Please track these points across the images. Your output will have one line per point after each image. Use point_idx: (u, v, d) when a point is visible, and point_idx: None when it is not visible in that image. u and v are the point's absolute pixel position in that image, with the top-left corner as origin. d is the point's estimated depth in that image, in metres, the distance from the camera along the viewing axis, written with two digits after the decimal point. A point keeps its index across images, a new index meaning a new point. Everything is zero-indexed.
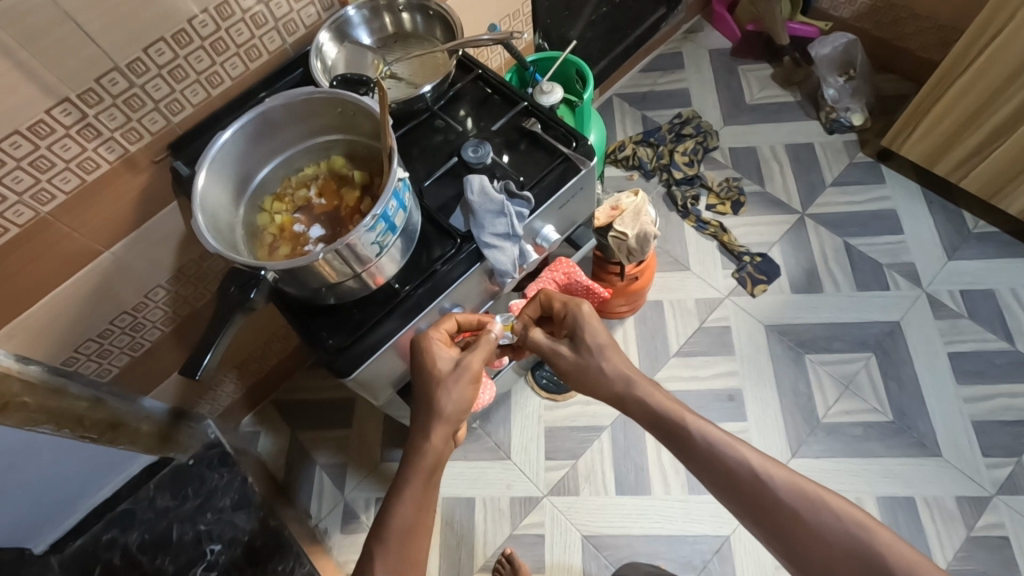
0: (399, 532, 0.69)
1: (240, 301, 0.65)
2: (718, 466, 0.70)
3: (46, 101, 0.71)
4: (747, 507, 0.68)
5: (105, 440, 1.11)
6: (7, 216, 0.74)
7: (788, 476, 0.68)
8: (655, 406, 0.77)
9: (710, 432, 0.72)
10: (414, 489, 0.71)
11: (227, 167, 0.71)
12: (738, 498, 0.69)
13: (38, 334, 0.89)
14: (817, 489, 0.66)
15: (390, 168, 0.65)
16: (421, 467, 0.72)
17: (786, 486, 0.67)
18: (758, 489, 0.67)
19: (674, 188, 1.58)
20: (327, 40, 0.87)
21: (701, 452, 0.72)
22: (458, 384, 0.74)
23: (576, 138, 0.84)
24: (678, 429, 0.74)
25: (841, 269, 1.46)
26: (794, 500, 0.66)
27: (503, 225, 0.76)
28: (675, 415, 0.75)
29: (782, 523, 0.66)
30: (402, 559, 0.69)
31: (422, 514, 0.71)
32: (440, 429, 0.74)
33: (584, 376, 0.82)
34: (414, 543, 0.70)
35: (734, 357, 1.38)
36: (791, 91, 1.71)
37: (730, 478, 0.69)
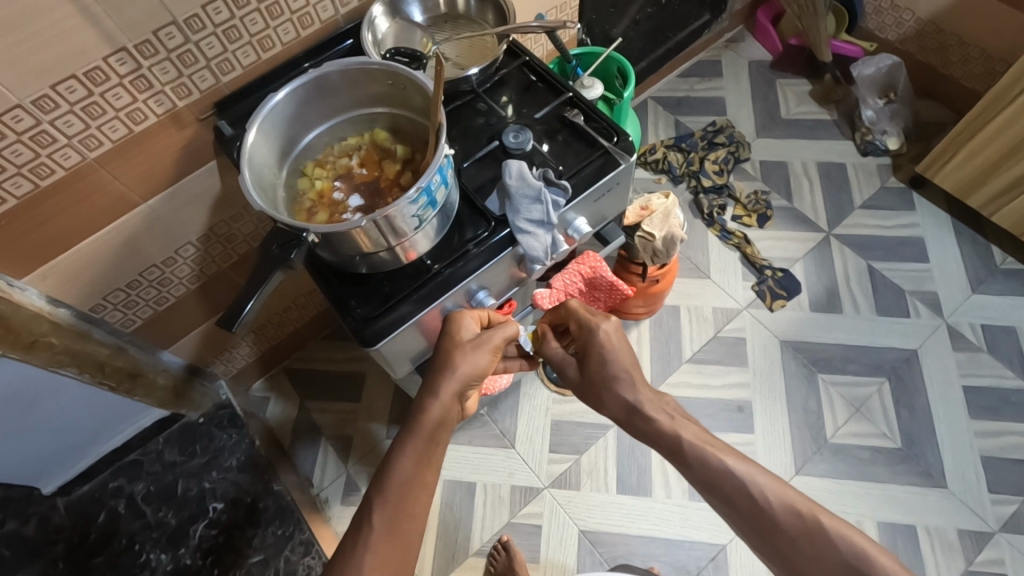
0: (399, 483, 0.67)
1: (280, 261, 0.67)
2: (716, 488, 0.68)
3: (103, 47, 0.72)
4: (750, 529, 0.66)
5: (122, 389, 1.12)
6: (54, 157, 0.76)
7: (788, 499, 0.65)
8: (663, 431, 0.74)
9: (708, 453, 0.70)
10: (415, 449, 0.70)
11: (275, 128, 0.71)
12: (738, 521, 0.67)
13: (72, 278, 0.91)
14: (815, 511, 0.63)
15: (433, 151, 0.66)
16: (427, 423, 0.71)
17: (784, 508, 0.64)
18: (758, 512, 0.65)
19: (701, 196, 1.58)
20: (380, 14, 0.87)
21: (701, 474, 0.70)
22: (478, 351, 0.75)
23: (618, 133, 0.83)
24: (677, 449, 0.72)
25: (862, 291, 1.45)
26: (794, 524, 0.63)
27: (538, 212, 0.76)
28: (677, 440, 0.72)
29: (782, 546, 0.63)
30: (399, 513, 0.66)
31: (424, 471, 0.69)
32: (450, 387, 0.73)
33: (588, 395, 0.82)
34: (416, 497, 0.68)
35: (747, 370, 1.38)
36: (829, 110, 1.69)
37: (729, 498, 0.67)
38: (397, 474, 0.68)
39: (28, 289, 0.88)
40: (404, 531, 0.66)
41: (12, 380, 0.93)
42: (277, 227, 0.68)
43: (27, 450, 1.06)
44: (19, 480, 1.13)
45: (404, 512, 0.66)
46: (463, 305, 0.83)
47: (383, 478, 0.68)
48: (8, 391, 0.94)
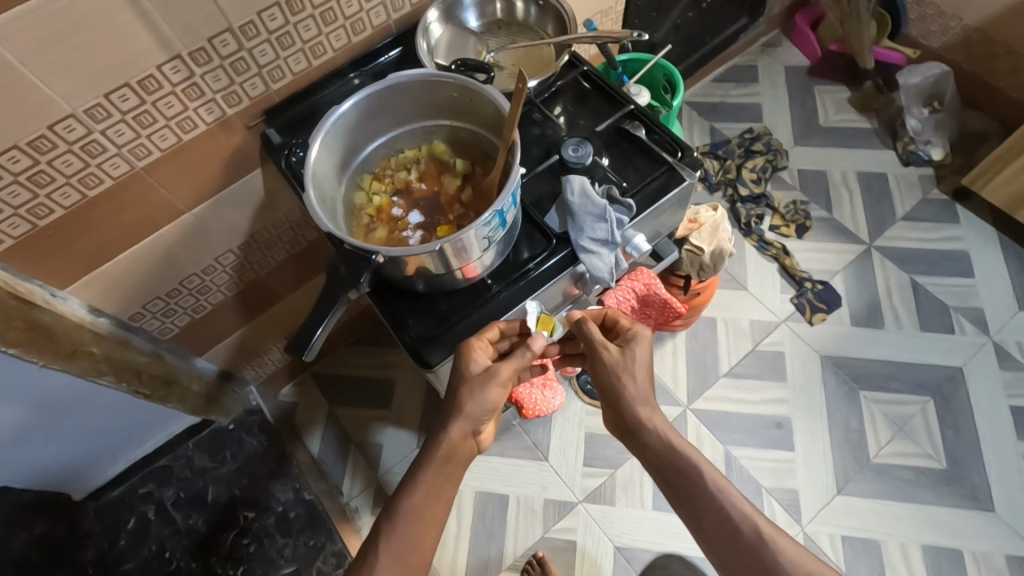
0: (409, 513, 0.65)
1: (347, 283, 0.65)
2: (722, 523, 0.70)
3: (158, 55, 0.69)
4: (746, 567, 0.68)
5: (157, 397, 1.07)
6: (103, 167, 0.74)
7: (790, 545, 0.68)
8: (681, 460, 0.73)
9: (723, 487, 0.71)
10: (429, 480, 0.67)
11: (336, 142, 0.69)
12: (733, 559, 0.69)
13: (113, 288, 0.89)
14: (815, 564, 0.66)
15: (507, 180, 0.66)
16: (440, 453, 0.69)
17: (787, 552, 0.67)
18: (760, 553, 0.67)
19: (738, 205, 1.54)
20: (435, 19, 0.85)
21: (709, 508, 0.71)
22: (487, 388, 0.69)
23: (682, 147, 0.80)
24: (688, 474, 0.73)
25: (905, 305, 1.42)
26: (795, 568, 0.66)
27: (602, 231, 0.74)
28: (694, 469, 0.73)
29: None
30: (410, 549, 0.64)
31: (434, 503, 0.67)
32: (462, 425, 0.69)
33: (615, 395, 0.78)
34: (425, 529, 0.65)
35: (785, 385, 1.35)
36: (869, 118, 1.65)
37: (735, 535, 0.69)
38: (409, 503, 0.66)
39: (70, 299, 0.86)
40: (411, 562, 0.63)
41: (56, 387, 0.91)
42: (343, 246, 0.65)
43: (61, 456, 1.05)
44: (54, 489, 1.11)
45: (411, 545, 0.64)
46: None
47: (395, 506, 0.66)
48: (51, 397, 0.92)
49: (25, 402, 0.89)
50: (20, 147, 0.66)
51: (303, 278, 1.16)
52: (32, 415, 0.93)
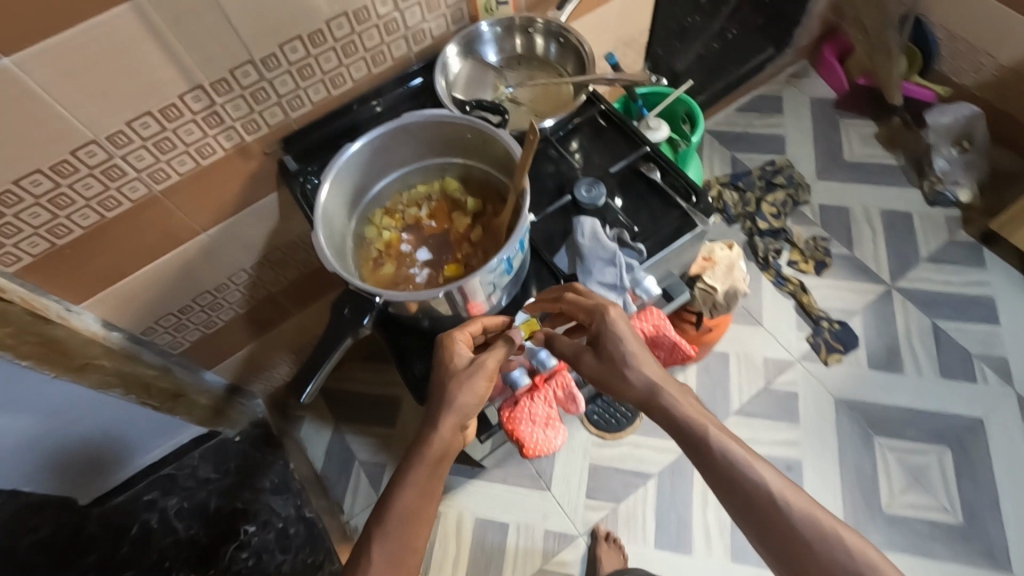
0: (398, 519, 0.61)
1: (352, 324, 0.69)
2: (729, 489, 0.59)
3: (181, 84, 0.70)
4: (759, 533, 0.58)
5: (165, 408, 1.08)
6: (122, 190, 0.75)
7: (807, 505, 0.57)
8: (683, 420, 0.63)
9: (730, 448, 0.61)
10: (417, 479, 0.63)
11: (348, 178, 0.69)
12: (745, 522, 0.59)
13: (126, 304, 0.90)
14: (837, 526, 0.56)
15: (517, 222, 0.66)
16: (427, 451, 0.64)
17: (803, 516, 0.56)
18: (774, 517, 0.57)
19: (756, 238, 1.52)
20: (453, 54, 0.85)
21: (716, 472, 0.60)
22: (473, 379, 0.65)
23: (696, 192, 0.79)
24: (690, 436, 0.62)
25: (925, 350, 1.38)
26: (812, 534, 0.56)
27: (611, 275, 0.74)
28: (697, 430, 0.62)
29: (795, 555, 0.56)
30: (402, 552, 0.60)
31: (425, 503, 0.63)
32: (450, 420, 0.64)
33: (608, 382, 0.67)
34: (416, 531, 0.62)
35: (797, 426, 1.32)
36: (895, 154, 1.62)
37: (744, 498, 0.58)
38: (397, 505, 0.62)
39: (84, 313, 0.86)
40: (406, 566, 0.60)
41: (64, 397, 0.92)
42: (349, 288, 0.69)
43: (66, 462, 1.05)
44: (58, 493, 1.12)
45: (405, 549, 0.61)
46: (525, 365, 0.79)
47: (382, 512, 0.62)
48: (60, 407, 0.94)
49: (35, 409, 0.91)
50: (43, 171, 0.68)
51: (314, 297, 1.17)
52: (43, 423, 0.94)
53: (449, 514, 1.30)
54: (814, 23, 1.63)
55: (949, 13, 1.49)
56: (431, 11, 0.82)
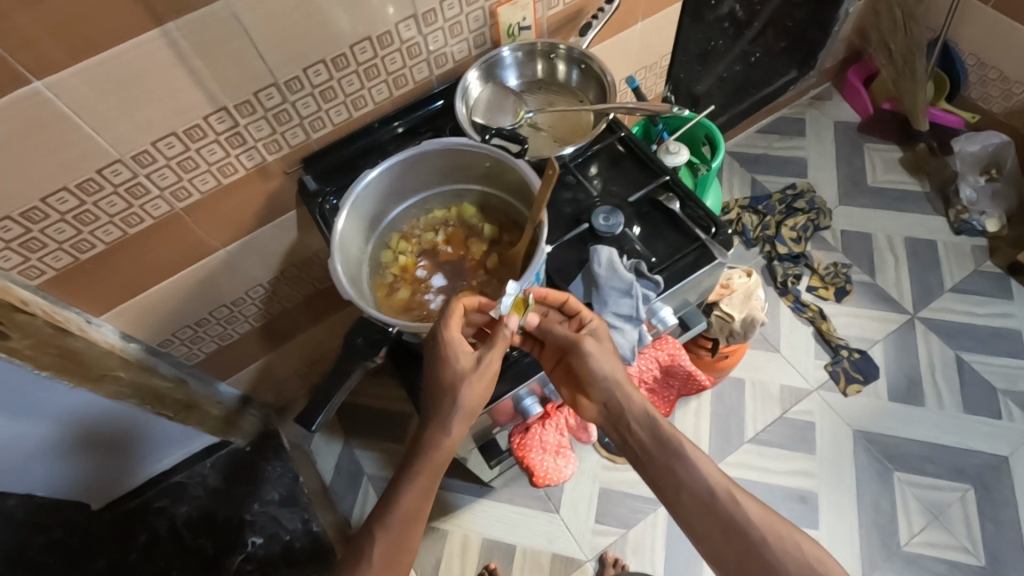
0: (399, 516, 0.65)
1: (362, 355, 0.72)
2: (690, 488, 0.66)
3: (205, 107, 0.71)
4: (712, 529, 0.65)
5: (178, 419, 1.10)
6: (144, 208, 0.76)
7: (760, 508, 0.65)
8: (654, 424, 0.70)
9: (694, 452, 0.68)
10: (416, 480, 0.67)
11: (366, 202, 0.70)
12: (701, 521, 0.66)
13: (143, 318, 0.91)
14: (787, 529, 0.63)
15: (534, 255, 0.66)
16: (427, 454, 0.67)
17: (756, 514, 0.64)
18: (730, 515, 0.64)
19: (775, 262, 1.50)
20: (474, 79, 0.86)
21: (681, 472, 0.67)
22: (475, 380, 0.64)
23: (716, 224, 0.78)
24: (664, 441, 0.69)
25: (948, 383, 1.34)
26: (763, 531, 0.63)
27: (626, 306, 0.73)
28: (666, 433, 0.69)
29: (744, 549, 0.63)
30: (400, 545, 0.64)
31: (422, 501, 0.66)
32: (455, 424, 0.66)
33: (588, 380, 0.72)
34: (412, 528, 0.65)
35: (813, 458, 1.29)
36: (920, 180, 1.59)
37: (703, 497, 0.66)
38: (399, 504, 0.66)
39: (104, 325, 0.88)
40: (402, 562, 0.65)
41: (75, 401, 0.95)
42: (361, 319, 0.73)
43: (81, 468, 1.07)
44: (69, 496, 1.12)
45: (401, 545, 0.65)
46: (537, 392, 0.79)
47: (384, 510, 0.66)
48: (70, 414, 0.96)
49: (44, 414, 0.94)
50: (69, 189, 0.69)
51: (329, 313, 1.18)
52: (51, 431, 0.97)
53: (456, 534, 1.29)
54: (838, 46, 1.61)
55: (979, 40, 1.46)
56: (453, 36, 0.84)
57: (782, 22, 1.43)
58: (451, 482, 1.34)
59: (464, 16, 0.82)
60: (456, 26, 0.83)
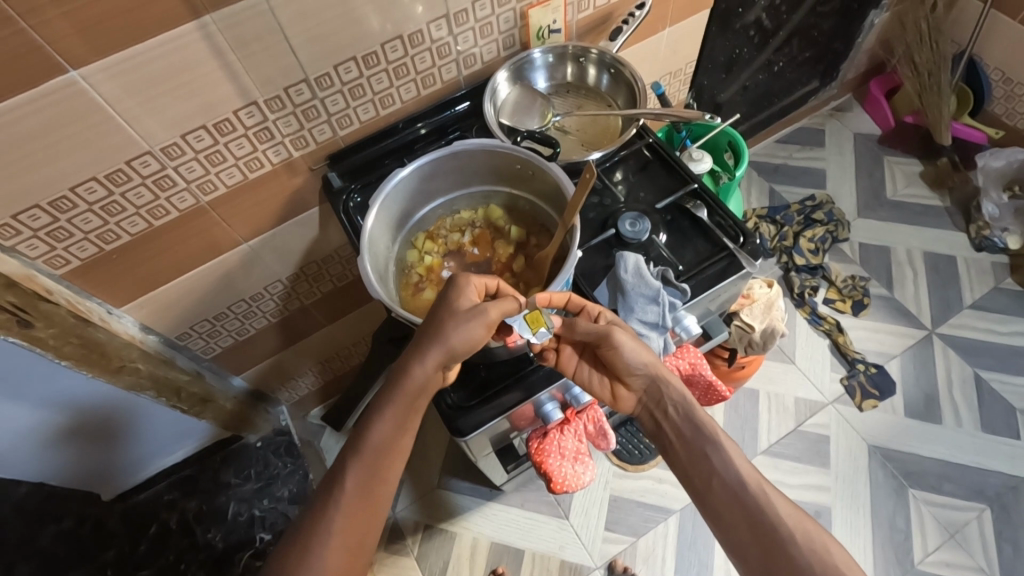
0: (374, 448, 0.63)
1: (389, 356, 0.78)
2: (722, 477, 0.66)
3: (237, 101, 0.71)
4: (738, 521, 0.64)
5: (194, 412, 1.02)
6: (171, 200, 0.76)
7: (791, 508, 0.63)
8: (690, 412, 0.70)
9: (726, 443, 0.68)
10: (393, 412, 0.63)
11: (396, 203, 0.74)
12: (729, 510, 0.65)
13: (164, 310, 0.91)
14: (817, 531, 0.62)
15: (561, 267, 0.69)
16: (407, 390, 0.63)
17: (786, 511, 0.63)
18: (760, 508, 0.63)
19: (792, 274, 1.49)
20: (503, 80, 0.87)
21: (714, 460, 0.67)
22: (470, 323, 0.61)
23: (745, 234, 0.78)
24: (699, 432, 0.69)
25: (966, 401, 1.33)
26: (792, 528, 0.62)
27: (653, 314, 0.72)
28: (703, 423, 0.69)
29: (771, 545, 0.62)
30: (374, 476, 0.63)
31: (400, 436, 0.64)
32: (434, 357, 0.62)
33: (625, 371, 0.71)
34: (386, 462, 0.63)
35: (828, 472, 1.27)
36: (941, 195, 1.58)
37: (733, 487, 0.65)
38: (375, 436, 0.63)
39: (124, 317, 0.88)
40: (376, 492, 0.63)
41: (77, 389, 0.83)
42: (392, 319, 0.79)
43: (83, 456, 0.97)
44: (73, 487, 1.04)
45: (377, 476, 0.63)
46: (557, 398, 0.78)
47: (360, 439, 0.64)
48: (71, 400, 0.87)
49: (41, 403, 0.84)
50: (98, 179, 0.69)
51: (345, 311, 1.18)
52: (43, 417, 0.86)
53: (465, 537, 1.28)
54: (861, 57, 1.60)
55: (1006, 54, 1.45)
56: (483, 37, 0.83)
57: (807, 32, 1.42)
58: (461, 484, 1.34)
59: (495, 17, 0.81)
60: (486, 27, 0.82)
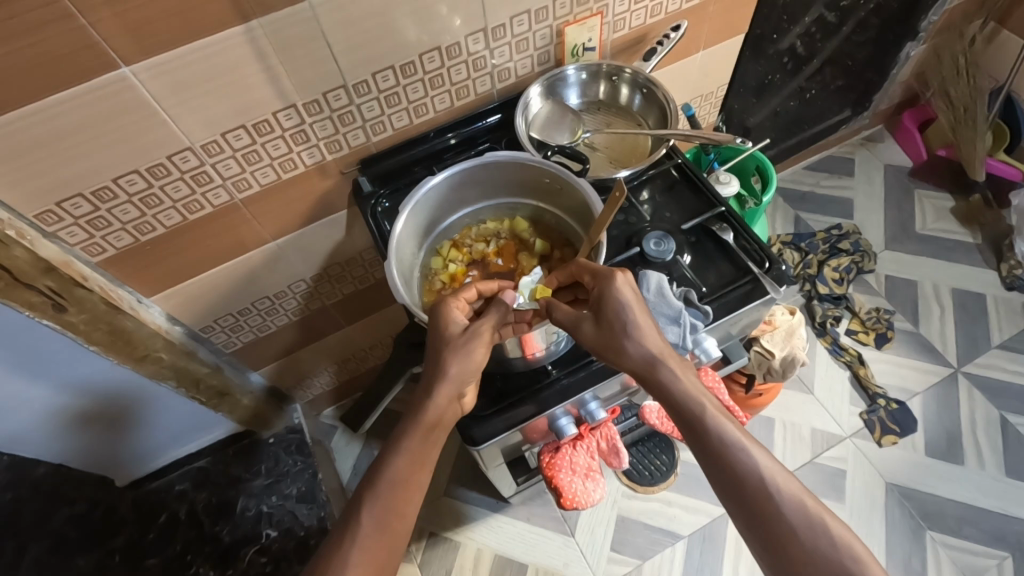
0: (390, 483, 0.60)
1: (407, 361, 0.79)
2: (725, 467, 0.58)
3: (276, 104, 0.73)
4: (738, 510, 0.57)
5: (210, 405, 1.06)
6: (206, 196, 0.78)
7: (795, 493, 0.56)
8: (677, 394, 0.61)
9: (728, 428, 0.59)
10: (412, 444, 0.63)
11: (424, 210, 0.75)
12: (732, 500, 0.58)
13: (190, 303, 0.93)
14: (826, 517, 0.55)
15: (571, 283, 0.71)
16: (423, 422, 0.63)
17: (793, 503, 0.55)
18: (765, 500, 0.56)
19: (814, 302, 1.47)
20: (536, 95, 0.88)
21: (716, 447, 0.58)
22: (469, 348, 0.64)
23: (771, 259, 0.77)
24: (689, 414, 0.60)
25: (990, 443, 1.29)
26: (799, 521, 0.55)
27: (673, 334, 0.71)
28: (697, 409, 0.60)
29: (776, 539, 0.55)
30: (391, 508, 0.60)
31: (418, 470, 0.62)
32: (446, 388, 0.64)
33: (606, 351, 0.64)
34: (402, 494, 0.61)
35: (843, 507, 1.24)
36: (972, 231, 1.55)
37: (736, 479, 0.57)
38: (408, 444, 0.62)
39: (153, 306, 0.90)
40: (394, 528, 0.60)
41: (97, 370, 0.86)
42: (413, 324, 0.80)
43: (97, 440, 0.98)
44: (88, 470, 1.05)
45: (400, 488, 0.61)
46: (572, 413, 0.78)
47: (377, 469, 0.62)
48: (87, 383, 0.88)
49: (61, 385, 0.86)
50: (139, 172, 0.71)
51: (365, 313, 1.19)
52: (63, 400, 0.88)
53: (468, 548, 1.28)
54: (895, 89, 1.58)
55: None
56: (519, 52, 0.85)
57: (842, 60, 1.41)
58: (468, 494, 1.33)
59: (531, 33, 0.83)
60: (522, 42, 0.83)
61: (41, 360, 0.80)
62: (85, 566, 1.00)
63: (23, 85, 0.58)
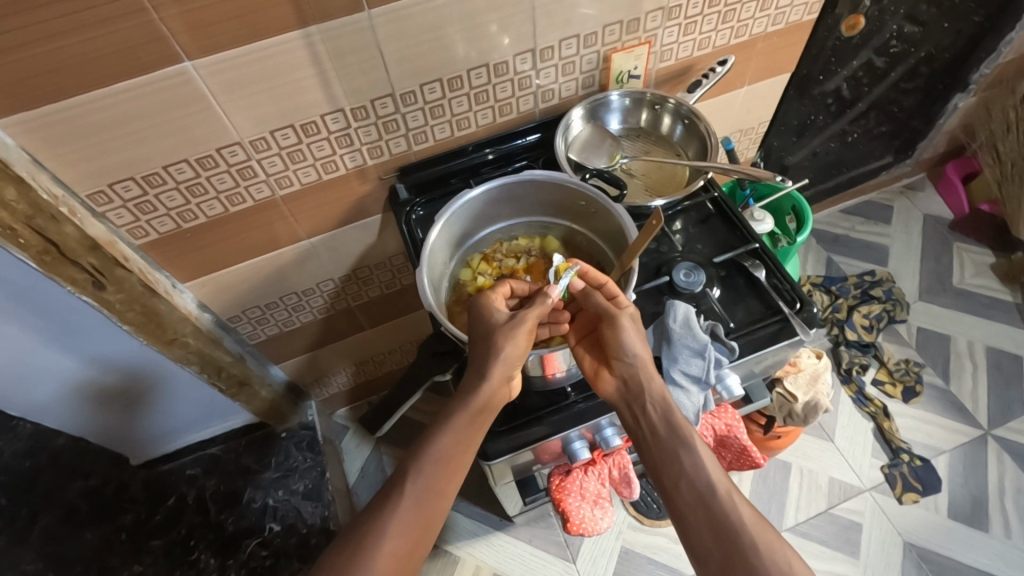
0: (435, 461, 0.62)
1: (427, 369, 0.79)
2: (689, 481, 0.62)
3: (325, 107, 0.75)
4: (699, 526, 0.60)
5: (228, 393, 1.06)
6: (249, 190, 0.80)
7: (755, 518, 0.60)
8: (668, 411, 0.66)
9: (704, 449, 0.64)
10: (460, 423, 0.64)
11: (459, 222, 0.76)
12: (692, 515, 0.61)
13: (221, 292, 0.95)
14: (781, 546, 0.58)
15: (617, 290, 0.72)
16: (472, 404, 0.64)
17: (751, 528, 0.59)
18: (725, 515, 0.60)
19: (841, 348, 1.43)
20: (578, 117, 0.89)
21: (684, 462, 0.63)
22: (519, 332, 0.64)
23: (802, 300, 0.76)
24: (671, 428, 0.65)
25: (1018, 513, 1.24)
26: (753, 538, 0.58)
27: (696, 367, 0.71)
28: (680, 426, 0.65)
29: (729, 556, 0.57)
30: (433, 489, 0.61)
31: (462, 451, 0.63)
32: (499, 368, 0.63)
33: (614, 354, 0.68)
34: (446, 475, 0.62)
35: (856, 562, 1.20)
36: (1012, 290, 1.51)
37: (703, 494, 0.61)
38: (424, 453, 0.63)
39: (185, 292, 0.92)
40: (433, 512, 0.61)
41: (121, 348, 0.88)
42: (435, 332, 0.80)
43: (115, 416, 1.00)
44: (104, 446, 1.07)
45: (432, 490, 0.61)
46: (587, 438, 0.77)
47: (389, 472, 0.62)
48: (112, 359, 0.90)
49: (87, 357, 0.88)
50: (188, 161, 0.74)
51: (389, 318, 1.20)
52: (88, 373, 0.91)
53: (467, 563, 1.26)
54: (941, 139, 1.55)
55: None
56: (564, 74, 0.86)
57: (887, 106, 1.39)
58: (472, 509, 1.32)
59: (578, 57, 0.84)
60: (569, 65, 0.85)
61: (72, 332, 0.82)
62: (92, 540, 1.03)
63: (91, 72, 0.61)
